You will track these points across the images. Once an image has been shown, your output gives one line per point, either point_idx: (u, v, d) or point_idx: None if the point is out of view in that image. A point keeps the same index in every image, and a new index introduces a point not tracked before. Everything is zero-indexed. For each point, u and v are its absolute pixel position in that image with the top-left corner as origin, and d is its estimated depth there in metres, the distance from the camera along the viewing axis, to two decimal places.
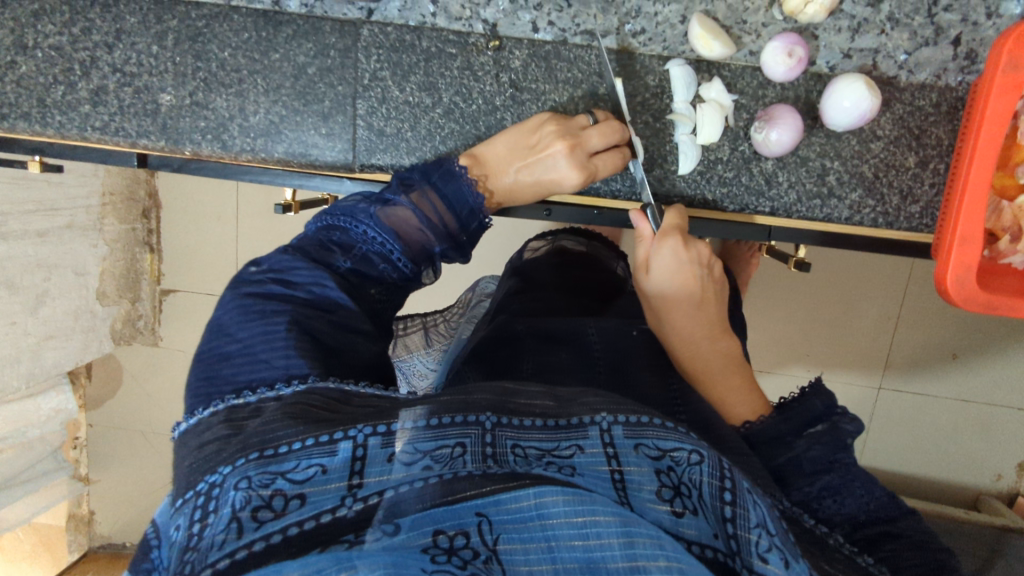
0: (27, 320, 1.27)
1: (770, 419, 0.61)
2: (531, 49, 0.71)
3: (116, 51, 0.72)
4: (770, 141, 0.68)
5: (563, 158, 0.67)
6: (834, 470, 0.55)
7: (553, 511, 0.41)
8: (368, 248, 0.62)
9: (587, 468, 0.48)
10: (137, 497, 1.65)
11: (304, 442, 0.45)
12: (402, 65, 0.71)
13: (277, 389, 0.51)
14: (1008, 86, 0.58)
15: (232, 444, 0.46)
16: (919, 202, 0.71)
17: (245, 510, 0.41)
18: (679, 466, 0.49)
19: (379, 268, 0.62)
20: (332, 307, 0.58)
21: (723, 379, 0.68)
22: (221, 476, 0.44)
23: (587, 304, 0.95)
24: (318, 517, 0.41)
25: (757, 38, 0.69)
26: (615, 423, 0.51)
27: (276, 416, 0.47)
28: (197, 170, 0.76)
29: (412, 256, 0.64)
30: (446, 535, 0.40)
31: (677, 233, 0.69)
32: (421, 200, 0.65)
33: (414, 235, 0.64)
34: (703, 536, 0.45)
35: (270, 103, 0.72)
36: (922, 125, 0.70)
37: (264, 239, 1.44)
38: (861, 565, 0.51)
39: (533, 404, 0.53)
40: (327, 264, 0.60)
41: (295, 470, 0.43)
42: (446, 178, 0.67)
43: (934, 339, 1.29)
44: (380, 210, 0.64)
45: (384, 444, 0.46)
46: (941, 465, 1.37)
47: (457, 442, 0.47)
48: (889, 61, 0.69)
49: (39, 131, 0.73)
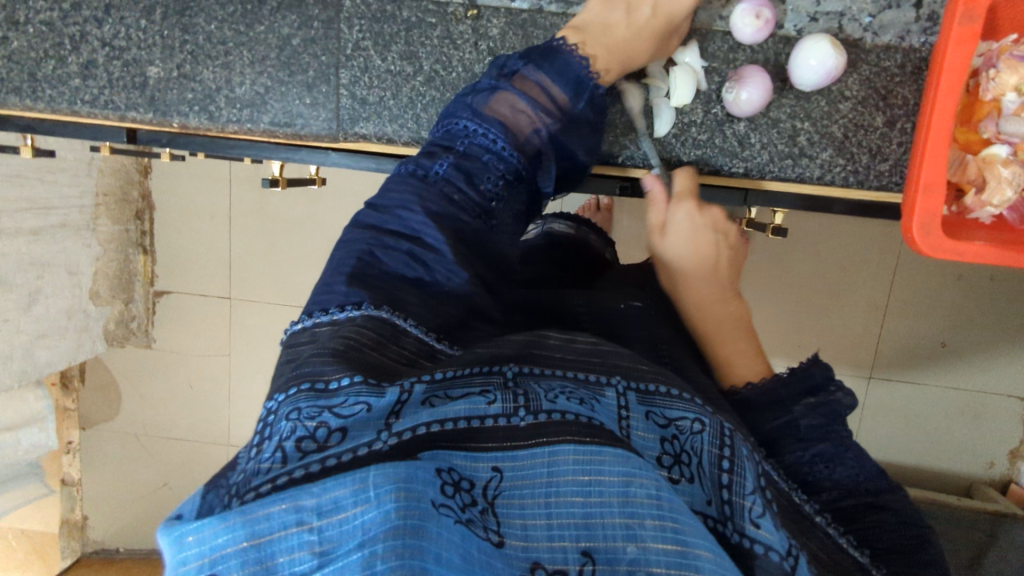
0: (19, 317, 1.28)
1: (773, 382, 0.66)
2: (508, 17, 0.73)
3: (105, 26, 0.74)
4: (741, 100, 0.71)
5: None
6: (829, 440, 0.61)
7: (562, 469, 0.41)
8: (469, 143, 0.60)
9: (603, 411, 0.48)
10: (132, 500, 1.64)
11: (352, 379, 0.42)
12: (384, 35, 0.74)
13: (333, 313, 0.48)
14: (964, 36, 0.61)
15: (289, 372, 0.44)
16: (888, 160, 0.73)
17: (290, 440, 0.38)
18: (682, 435, 0.50)
19: (483, 159, 0.60)
20: (413, 235, 0.54)
21: (731, 342, 0.73)
22: (277, 403, 0.42)
23: (577, 278, 0.98)
24: (355, 450, 0.37)
25: (726, 3, 0.72)
26: (630, 389, 0.53)
27: (329, 347, 0.45)
28: (187, 144, 0.79)
29: (518, 144, 0.62)
30: (456, 472, 0.39)
31: (691, 198, 0.72)
32: (521, 92, 0.64)
33: (517, 124, 0.63)
34: (696, 504, 0.46)
35: (257, 73, 0.74)
36: (888, 85, 0.72)
37: (256, 233, 1.45)
38: (842, 545, 0.57)
39: (553, 356, 0.54)
40: (426, 167, 0.58)
41: (342, 406, 0.40)
42: (541, 68, 0.66)
43: (921, 323, 1.30)
44: (482, 105, 0.63)
45: (427, 390, 0.44)
46: (931, 453, 1.38)
47: (482, 388, 0.46)
48: (854, 24, 0.71)
49: (29, 105, 0.75)
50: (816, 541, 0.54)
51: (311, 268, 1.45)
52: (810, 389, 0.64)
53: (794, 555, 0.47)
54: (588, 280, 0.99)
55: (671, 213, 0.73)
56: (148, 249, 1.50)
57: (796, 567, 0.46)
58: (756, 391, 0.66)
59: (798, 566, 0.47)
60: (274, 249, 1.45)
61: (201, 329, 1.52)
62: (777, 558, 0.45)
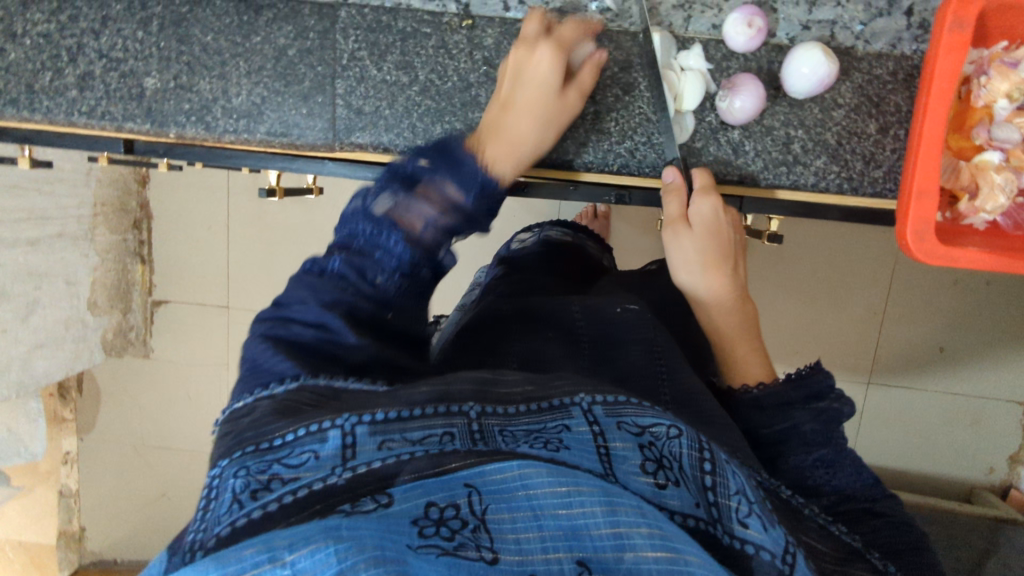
0: (18, 328, 1.27)
1: (780, 385, 0.65)
2: (503, 27, 0.73)
3: (102, 38, 0.75)
4: (734, 108, 0.71)
5: (521, 53, 0.68)
6: (830, 445, 0.62)
7: (536, 482, 0.42)
8: (363, 239, 0.55)
9: (575, 448, 0.49)
10: (131, 510, 1.63)
11: (296, 433, 0.44)
12: (380, 45, 0.74)
13: (272, 387, 0.50)
14: (955, 43, 0.61)
15: (231, 440, 0.46)
16: (882, 166, 0.73)
17: (245, 492, 0.41)
18: (660, 441, 0.51)
19: (374, 257, 0.55)
20: (321, 323, 0.53)
21: (745, 342, 0.73)
22: (222, 468, 0.44)
23: (574, 285, 0.98)
24: (311, 485, 0.41)
25: (719, 12, 0.72)
26: (595, 403, 0.53)
27: (271, 413, 0.47)
28: (183, 154, 0.78)
29: (413, 238, 0.55)
30: (437, 506, 0.40)
31: (714, 192, 0.71)
32: (426, 181, 0.58)
33: (412, 217, 0.56)
34: (686, 507, 0.48)
35: (253, 84, 0.75)
36: (881, 92, 0.72)
37: (254, 243, 1.45)
38: (835, 533, 0.57)
39: (513, 391, 0.53)
40: (320, 267, 0.55)
41: (290, 456, 0.43)
42: (448, 159, 0.60)
43: (919, 329, 1.31)
44: (374, 201, 0.57)
45: (370, 432, 0.45)
46: (932, 458, 1.37)
47: (443, 430, 0.47)
48: (846, 32, 0.72)
49: (27, 117, 0.75)
50: (813, 534, 0.55)
51: None
52: (813, 395, 0.63)
53: (790, 553, 0.48)
54: (584, 287, 0.99)
55: (694, 206, 0.71)
56: (146, 259, 1.50)
57: (795, 563, 0.47)
58: (764, 388, 0.66)
59: (798, 563, 0.47)
60: (272, 258, 1.45)
61: (200, 338, 1.52)
62: (770, 559, 0.46)
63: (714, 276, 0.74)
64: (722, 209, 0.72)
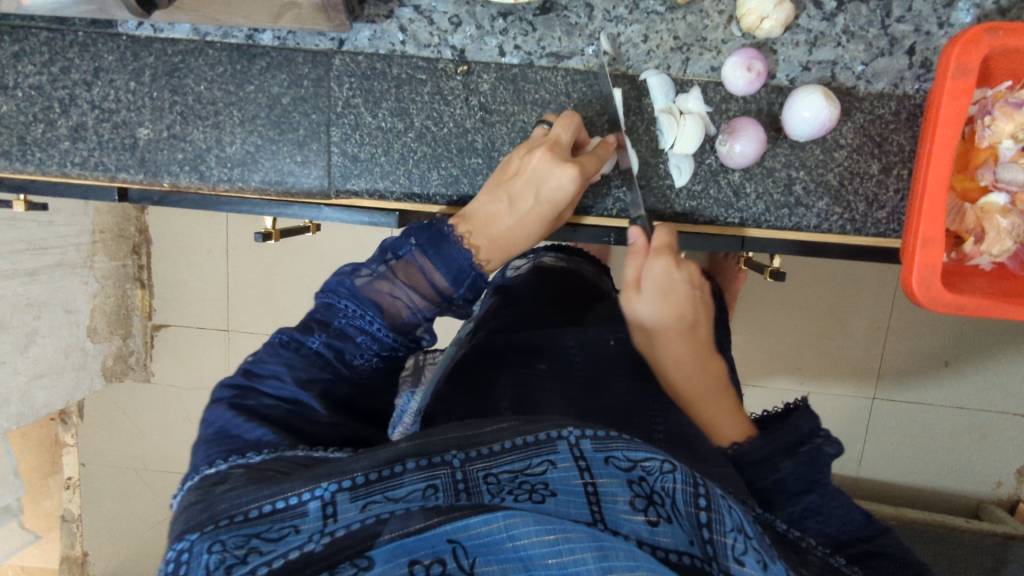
0: (16, 359, 1.25)
1: (759, 439, 0.61)
2: (499, 72, 0.72)
3: (95, 89, 0.74)
4: (734, 153, 0.70)
5: (546, 161, 0.65)
6: (815, 491, 0.58)
7: (523, 532, 0.41)
8: (344, 321, 0.57)
9: (561, 486, 0.47)
10: (130, 536, 1.61)
11: (273, 506, 0.43)
12: (374, 92, 0.73)
13: (248, 456, 0.49)
14: (959, 88, 0.61)
15: (199, 510, 0.44)
16: (885, 208, 0.72)
17: (220, 569, 0.39)
18: (651, 476, 0.49)
19: (356, 341, 0.57)
20: (291, 399, 0.54)
21: (713, 404, 0.67)
22: (190, 542, 0.42)
23: (568, 313, 0.94)
24: (287, 554, 0.41)
25: (718, 54, 0.71)
26: (584, 437, 0.50)
27: (242, 481, 0.46)
28: (177, 202, 0.78)
29: (394, 324, 0.58)
30: (422, 565, 0.39)
31: (669, 253, 0.66)
32: (410, 270, 0.60)
33: (393, 305, 0.58)
34: (679, 544, 0.46)
35: (247, 133, 0.74)
36: (883, 132, 0.71)
37: (253, 270, 1.44)
38: (835, 565, 0.54)
39: (499, 429, 0.51)
40: (299, 341, 0.56)
41: (269, 529, 0.43)
42: (437, 242, 0.61)
43: (924, 345, 1.28)
44: (359, 283, 0.59)
45: (352, 497, 0.45)
46: (939, 472, 1.35)
47: (425, 484, 0.46)
48: (847, 73, 0.71)
49: (20, 168, 0.75)
50: (809, 567, 0.53)
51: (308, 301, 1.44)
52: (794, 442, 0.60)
53: None
54: (579, 314, 0.95)
55: (648, 266, 0.66)
56: (145, 282, 1.50)
57: None
58: (739, 450, 0.62)
59: None
60: (272, 285, 1.44)
61: (200, 363, 1.51)
62: None
63: (672, 336, 0.69)
64: (677, 269, 0.67)
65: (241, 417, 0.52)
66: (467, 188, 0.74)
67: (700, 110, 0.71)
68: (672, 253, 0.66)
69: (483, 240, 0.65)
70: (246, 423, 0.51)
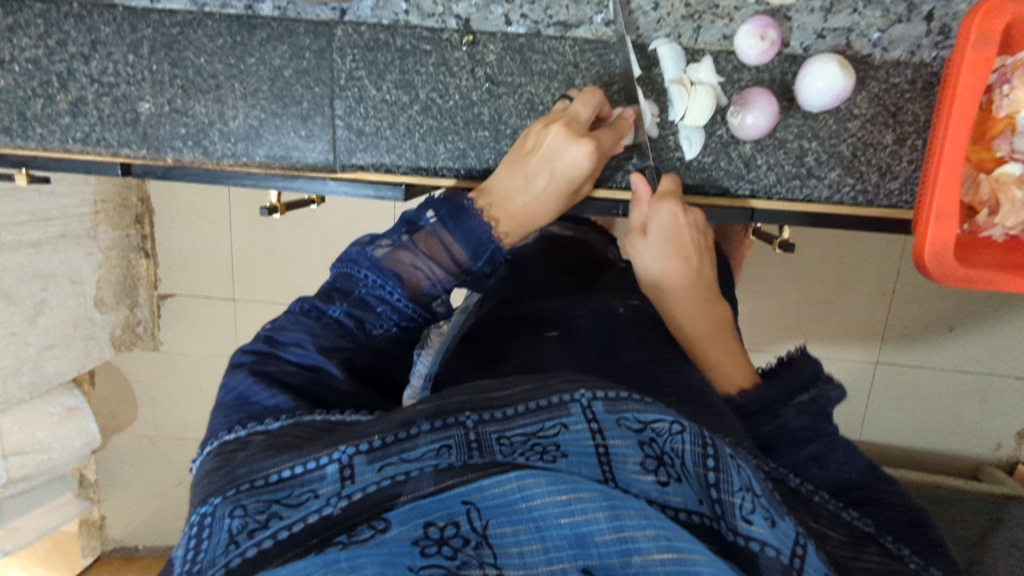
0: (26, 329, 1.26)
1: (762, 387, 0.59)
2: (505, 42, 0.71)
3: (92, 62, 0.73)
4: (746, 124, 0.69)
5: (561, 137, 0.64)
6: (818, 440, 0.52)
7: (536, 492, 0.39)
8: (366, 290, 0.58)
9: (572, 447, 0.45)
10: (147, 499, 1.64)
11: (292, 471, 0.43)
12: (378, 64, 0.72)
13: (266, 422, 0.48)
14: (978, 61, 0.59)
15: (219, 476, 0.44)
16: (898, 178, 0.71)
17: (242, 533, 0.39)
18: (661, 437, 0.45)
19: (377, 310, 0.57)
20: (312, 367, 0.53)
21: (714, 340, 0.68)
22: (212, 506, 0.42)
23: (575, 282, 0.92)
24: (306, 518, 0.40)
25: (729, 22, 0.69)
26: (595, 398, 0.47)
27: (261, 448, 0.45)
28: (182, 176, 0.75)
29: (414, 295, 0.59)
30: (436, 526, 0.38)
31: (671, 198, 0.69)
32: (429, 243, 0.61)
33: (414, 277, 0.59)
34: (688, 503, 0.43)
35: (250, 106, 0.73)
36: (898, 101, 0.70)
37: (257, 240, 1.43)
38: (847, 519, 0.48)
39: (511, 394, 0.49)
40: (321, 310, 0.57)
41: (290, 495, 0.42)
42: (457, 214, 0.62)
43: (931, 311, 1.27)
44: (379, 255, 0.60)
45: (368, 460, 0.43)
46: (942, 435, 1.35)
47: (440, 444, 0.45)
48: (862, 40, 0.69)
49: (22, 145, 0.74)
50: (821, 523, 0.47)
51: (312, 270, 1.43)
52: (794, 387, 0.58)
53: (801, 543, 0.41)
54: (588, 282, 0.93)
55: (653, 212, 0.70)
56: (150, 253, 1.49)
57: (806, 556, 0.40)
58: (745, 395, 0.60)
59: (809, 554, 0.41)
60: (276, 254, 1.44)
61: (207, 332, 1.51)
62: (775, 556, 0.39)
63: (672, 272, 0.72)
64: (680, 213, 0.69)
65: (260, 384, 0.51)
66: (474, 161, 0.73)
67: (711, 80, 0.70)
68: (674, 198, 0.69)
69: (503, 216, 0.64)
70: (265, 390, 0.51)
